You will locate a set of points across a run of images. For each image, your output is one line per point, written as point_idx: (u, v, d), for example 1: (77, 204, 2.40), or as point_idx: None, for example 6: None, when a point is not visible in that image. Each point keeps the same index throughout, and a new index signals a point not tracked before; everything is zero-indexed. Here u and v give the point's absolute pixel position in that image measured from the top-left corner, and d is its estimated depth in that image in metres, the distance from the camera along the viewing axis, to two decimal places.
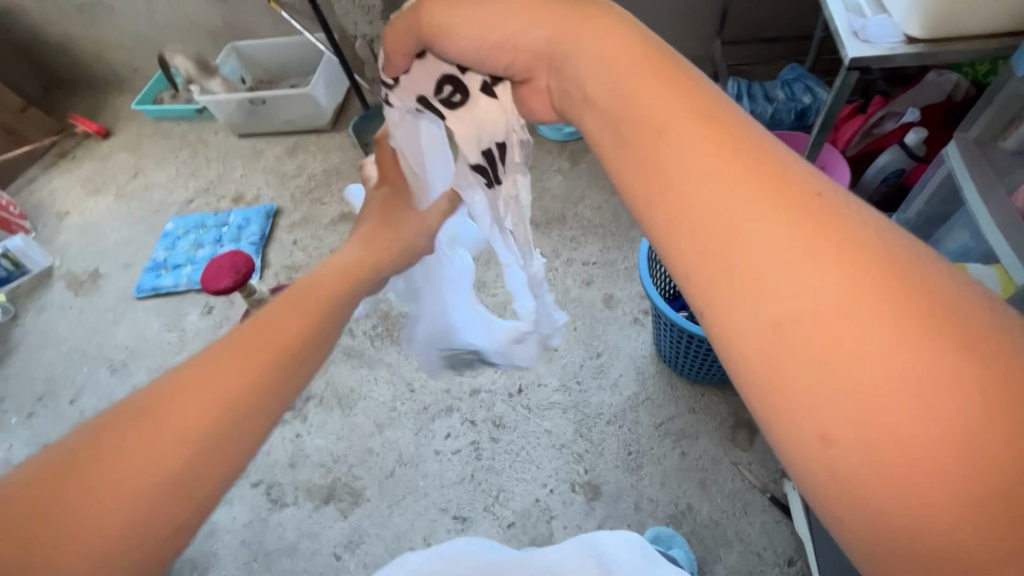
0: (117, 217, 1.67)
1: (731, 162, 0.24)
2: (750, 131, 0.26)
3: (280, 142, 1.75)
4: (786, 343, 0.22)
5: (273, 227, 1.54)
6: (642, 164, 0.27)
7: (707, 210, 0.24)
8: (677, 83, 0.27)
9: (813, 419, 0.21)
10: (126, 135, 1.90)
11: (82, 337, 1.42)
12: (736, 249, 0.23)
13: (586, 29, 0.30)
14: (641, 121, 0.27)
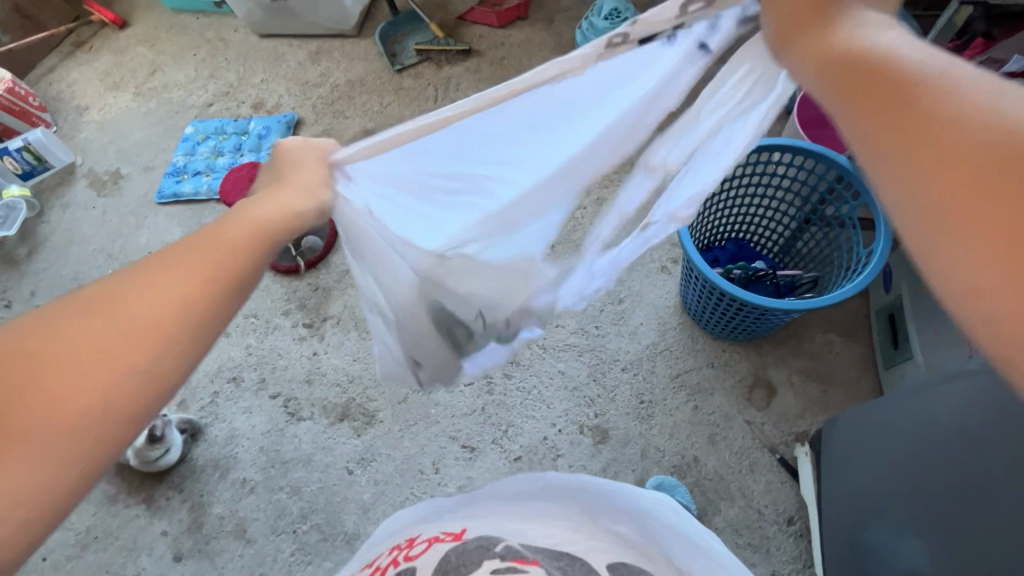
0: (136, 117, 1.62)
1: (924, 128, 0.30)
2: (950, 93, 0.30)
3: (303, 46, 1.64)
4: (960, 242, 0.28)
5: (294, 139, 1.49)
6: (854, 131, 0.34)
7: (908, 170, 0.31)
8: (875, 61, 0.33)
9: (979, 308, 0.28)
10: (143, 26, 1.80)
11: (106, 238, 1.42)
12: (934, 202, 0.29)
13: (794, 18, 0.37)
14: (851, 94, 0.34)
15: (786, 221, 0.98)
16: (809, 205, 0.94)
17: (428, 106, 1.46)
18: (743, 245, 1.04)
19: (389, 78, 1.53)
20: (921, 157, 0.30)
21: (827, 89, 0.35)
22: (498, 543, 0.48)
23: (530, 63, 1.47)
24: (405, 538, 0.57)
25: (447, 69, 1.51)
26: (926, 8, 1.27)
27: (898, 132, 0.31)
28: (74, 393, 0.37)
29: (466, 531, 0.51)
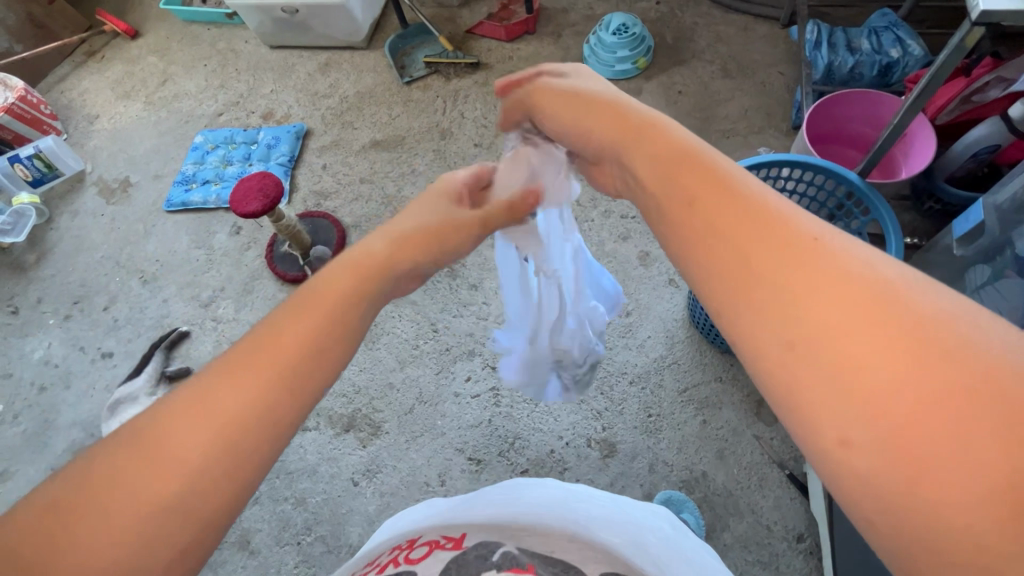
0: (147, 125, 1.63)
1: (777, 245, 0.31)
2: (785, 220, 0.32)
3: (312, 58, 1.66)
4: (796, 345, 0.29)
5: (303, 149, 1.50)
6: (701, 248, 0.35)
7: (763, 288, 0.31)
8: (720, 183, 0.36)
9: (860, 435, 0.26)
10: (155, 37, 1.82)
11: (114, 245, 1.43)
12: (797, 309, 0.29)
13: (650, 145, 0.42)
14: (699, 213, 0.36)
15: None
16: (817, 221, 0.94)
17: (436, 117, 1.48)
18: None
19: (398, 90, 1.55)
20: (750, 269, 0.32)
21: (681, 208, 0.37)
22: (496, 551, 0.47)
23: None
24: (406, 538, 0.55)
25: (456, 82, 1.52)
26: (930, 27, 1.29)
27: (728, 241, 0.33)
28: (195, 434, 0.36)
29: (465, 537, 0.50)
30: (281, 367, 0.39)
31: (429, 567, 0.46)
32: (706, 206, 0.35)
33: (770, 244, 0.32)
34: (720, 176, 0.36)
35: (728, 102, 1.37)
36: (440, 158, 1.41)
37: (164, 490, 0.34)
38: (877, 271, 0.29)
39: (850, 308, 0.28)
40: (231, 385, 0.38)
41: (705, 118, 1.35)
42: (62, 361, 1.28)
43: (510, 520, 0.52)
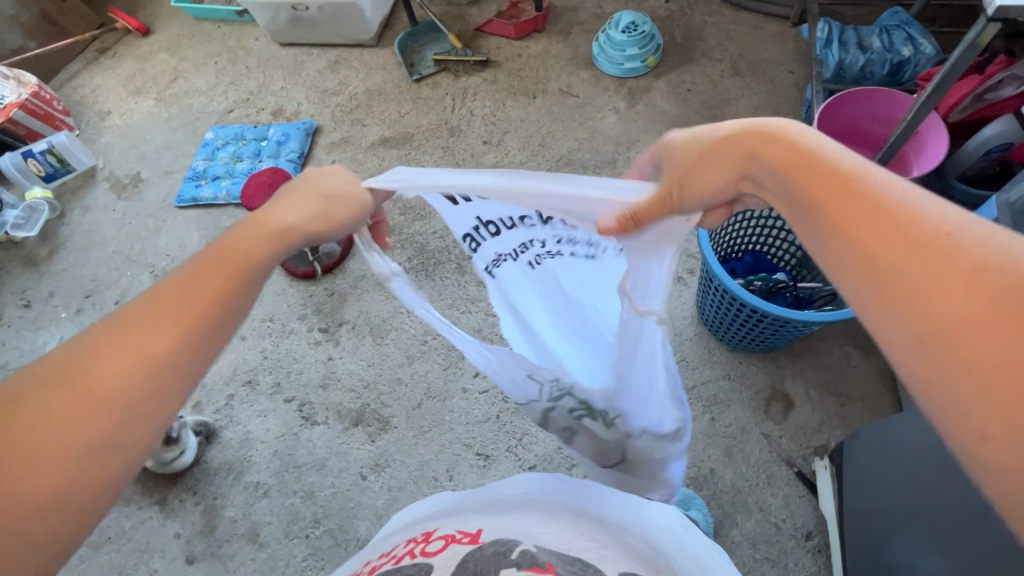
0: (158, 122, 1.65)
1: (906, 241, 0.33)
2: (911, 215, 0.34)
3: (322, 56, 1.67)
4: (923, 335, 0.32)
5: (312, 146, 1.50)
6: (826, 239, 0.37)
7: (890, 279, 0.33)
8: (843, 179, 0.37)
9: (973, 413, 0.30)
10: (166, 34, 1.83)
11: (125, 241, 1.44)
12: (920, 301, 0.32)
13: (762, 138, 0.42)
14: (821, 207, 0.37)
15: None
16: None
17: (445, 115, 1.48)
18: (760, 258, 1.04)
19: (407, 88, 1.55)
20: (866, 249, 0.35)
21: (805, 201, 0.39)
22: (514, 549, 0.44)
23: (547, 75, 1.49)
24: (420, 531, 0.54)
25: (465, 80, 1.53)
26: (942, 26, 1.29)
27: (870, 249, 0.34)
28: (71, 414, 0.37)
29: (482, 533, 0.47)
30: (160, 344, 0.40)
31: (444, 562, 0.44)
32: (827, 202, 0.37)
33: (879, 228, 0.35)
34: (831, 164, 0.38)
35: (738, 100, 1.36)
36: (448, 155, 1.42)
37: (44, 489, 0.35)
38: (1006, 265, 0.31)
39: (948, 280, 0.31)
40: (109, 361, 0.38)
41: (714, 116, 1.35)
42: None
43: (529, 520, 0.50)
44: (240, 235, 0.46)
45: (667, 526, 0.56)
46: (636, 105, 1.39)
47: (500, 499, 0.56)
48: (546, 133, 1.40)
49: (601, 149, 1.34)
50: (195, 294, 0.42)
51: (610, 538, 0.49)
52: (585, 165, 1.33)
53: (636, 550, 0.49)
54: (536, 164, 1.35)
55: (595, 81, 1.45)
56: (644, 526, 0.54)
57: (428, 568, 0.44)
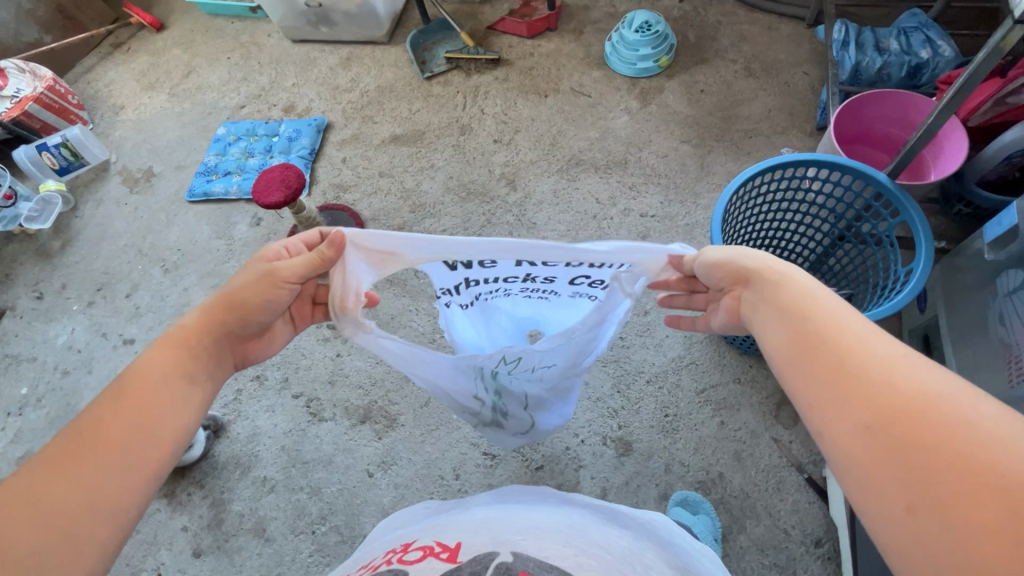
0: (170, 116, 1.66)
1: (858, 381, 0.40)
2: (864, 356, 0.40)
3: (334, 52, 1.67)
4: (863, 462, 0.37)
5: (323, 142, 1.51)
6: (797, 366, 0.44)
7: (839, 411, 0.40)
8: (810, 320, 0.44)
9: (902, 534, 0.35)
10: (179, 29, 1.84)
11: (136, 234, 1.45)
12: (871, 433, 0.37)
13: (757, 274, 0.49)
14: (793, 340, 0.45)
15: (818, 237, 0.97)
16: (841, 225, 0.93)
17: (456, 113, 1.48)
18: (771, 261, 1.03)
19: (419, 86, 1.55)
20: (855, 400, 0.39)
21: (784, 332, 0.46)
22: (490, 563, 0.42)
23: (559, 74, 1.48)
24: (400, 541, 0.52)
25: (477, 78, 1.52)
26: (961, 28, 1.27)
27: (829, 387, 0.41)
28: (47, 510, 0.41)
29: (461, 548, 0.45)
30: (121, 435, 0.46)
31: (420, 573, 0.42)
32: (799, 337, 0.44)
33: (867, 382, 0.39)
34: (797, 289, 0.47)
35: (751, 101, 1.35)
36: (459, 153, 1.41)
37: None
38: (953, 413, 0.35)
39: (874, 394, 0.38)
40: (79, 457, 0.44)
41: (727, 117, 1.34)
42: (84, 346, 1.31)
43: (509, 530, 0.48)
44: (152, 355, 0.50)
45: (656, 543, 0.54)
46: (648, 105, 1.38)
47: (482, 509, 0.55)
48: (557, 132, 1.39)
49: (612, 149, 1.33)
50: (115, 414, 0.46)
51: (592, 544, 0.48)
52: (596, 164, 1.32)
53: (622, 556, 0.47)
54: (546, 163, 1.35)
55: (607, 80, 1.44)
56: (632, 540, 0.52)
57: (402, 574, 0.43)
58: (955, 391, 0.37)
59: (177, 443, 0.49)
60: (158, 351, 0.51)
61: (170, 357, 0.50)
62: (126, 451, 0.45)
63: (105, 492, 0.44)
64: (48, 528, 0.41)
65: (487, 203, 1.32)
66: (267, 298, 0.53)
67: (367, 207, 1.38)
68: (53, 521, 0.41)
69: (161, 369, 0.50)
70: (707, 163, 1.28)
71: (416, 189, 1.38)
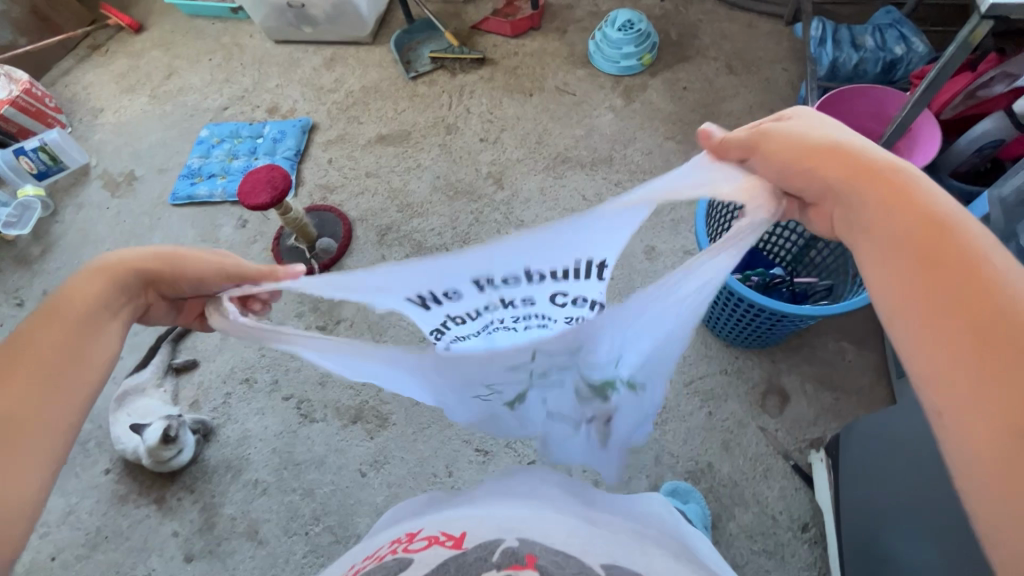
0: (152, 119, 1.64)
1: (969, 315, 0.34)
2: (987, 285, 0.34)
3: (318, 53, 1.67)
4: (965, 406, 0.34)
5: (309, 143, 1.50)
6: (895, 284, 0.38)
7: (942, 346, 0.35)
8: (916, 235, 0.37)
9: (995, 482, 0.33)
10: (159, 30, 1.82)
11: (119, 239, 1.43)
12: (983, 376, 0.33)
13: (852, 171, 0.38)
14: (890, 257, 0.38)
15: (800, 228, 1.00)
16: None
17: (441, 112, 1.48)
18: (754, 252, 1.05)
19: (404, 86, 1.55)
20: (967, 336, 0.34)
21: (883, 244, 0.38)
22: (496, 551, 0.44)
23: (543, 73, 1.49)
24: (406, 530, 0.53)
25: (462, 77, 1.53)
26: (933, 24, 1.30)
27: (940, 313, 0.35)
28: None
29: (466, 537, 0.46)
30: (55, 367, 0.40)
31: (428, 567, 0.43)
32: (901, 256, 0.37)
33: (992, 320, 0.34)
34: (901, 192, 0.37)
35: (733, 98, 1.38)
36: (445, 152, 1.42)
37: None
38: None
39: (993, 331, 0.34)
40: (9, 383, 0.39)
41: (710, 113, 1.36)
42: None
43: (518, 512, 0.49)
44: (78, 281, 0.43)
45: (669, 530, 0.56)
46: (632, 103, 1.40)
47: (487, 494, 0.55)
48: (543, 130, 1.40)
49: (598, 147, 1.35)
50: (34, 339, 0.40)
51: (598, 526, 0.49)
52: (581, 162, 1.33)
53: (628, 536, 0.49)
54: (533, 161, 1.36)
55: (592, 78, 1.46)
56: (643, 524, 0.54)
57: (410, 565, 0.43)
58: None
59: (96, 381, 0.43)
60: (88, 276, 0.43)
61: (95, 286, 0.43)
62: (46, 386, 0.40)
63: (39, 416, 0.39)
64: None
65: (474, 201, 1.33)
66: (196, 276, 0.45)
67: (354, 207, 1.38)
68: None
69: (87, 300, 0.42)
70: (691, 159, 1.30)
71: (403, 188, 1.38)
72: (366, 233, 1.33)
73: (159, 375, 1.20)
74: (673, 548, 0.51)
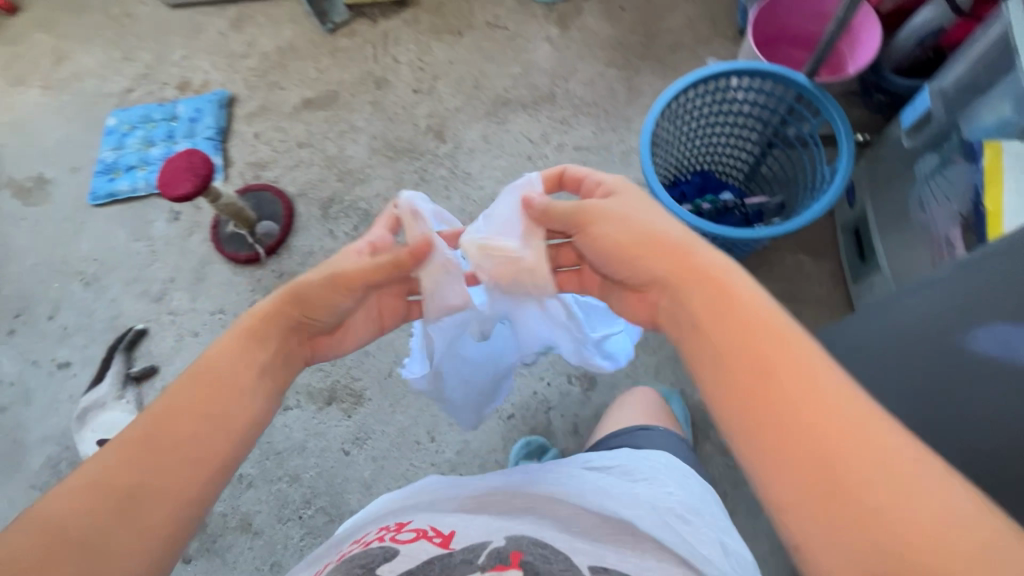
0: (51, 113, 1.48)
1: (753, 349, 0.44)
2: (762, 327, 0.44)
3: (222, 15, 1.51)
4: (757, 421, 0.42)
5: (230, 118, 1.39)
6: (699, 336, 0.48)
7: (733, 376, 0.44)
8: (715, 294, 0.48)
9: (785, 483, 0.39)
10: (36, 9, 1.61)
11: (45, 250, 1.33)
12: (763, 393, 0.42)
13: (661, 250, 0.53)
14: (697, 313, 0.48)
15: (754, 144, 0.97)
16: (773, 130, 0.93)
17: (368, 65, 1.37)
18: (709, 172, 1.03)
19: (322, 41, 1.43)
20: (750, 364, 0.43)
21: (689, 302, 0.50)
22: (483, 553, 0.43)
23: (471, 8, 1.38)
24: (384, 518, 0.52)
25: (383, 23, 1.41)
26: None
27: (731, 350, 0.45)
28: (160, 488, 0.43)
29: (454, 537, 0.45)
30: (211, 418, 0.48)
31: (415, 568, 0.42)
32: (704, 309, 0.48)
33: (766, 352, 0.43)
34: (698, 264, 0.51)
35: (672, 12, 1.30)
36: (378, 110, 1.33)
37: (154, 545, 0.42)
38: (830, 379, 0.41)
39: (765, 360, 0.43)
40: (178, 433, 0.45)
41: (650, 32, 1.29)
42: (17, 378, 1.22)
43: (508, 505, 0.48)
44: (224, 344, 0.53)
45: (644, 480, 0.57)
46: (568, 30, 1.32)
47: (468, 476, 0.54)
48: (478, 72, 1.31)
49: (538, 84, 1.28)
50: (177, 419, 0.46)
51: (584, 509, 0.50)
52: (522, 102, 1.26)
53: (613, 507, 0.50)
54: (472, 108, 1.28)
55: (523, 8, 1.36)
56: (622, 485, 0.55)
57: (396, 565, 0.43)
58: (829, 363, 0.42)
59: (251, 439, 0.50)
60: (236, 334, 0.53)
61: (241, 343, 0.53)
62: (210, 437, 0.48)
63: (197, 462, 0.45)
64: (151, 498, 0.42)
65: (417, 159, 1.26)
66: (329, 300, 0.59)
67: (291, 182, 1.30)
68: (148, 494, 0.42)
69: (234, 358, 0.52)
70: (635, 84, 1.24)
71: (340, 155, 1.30)
72: (308, 208, 1.26)
73: (118, 387, 1.15)
74: (654, 503, 0.53)
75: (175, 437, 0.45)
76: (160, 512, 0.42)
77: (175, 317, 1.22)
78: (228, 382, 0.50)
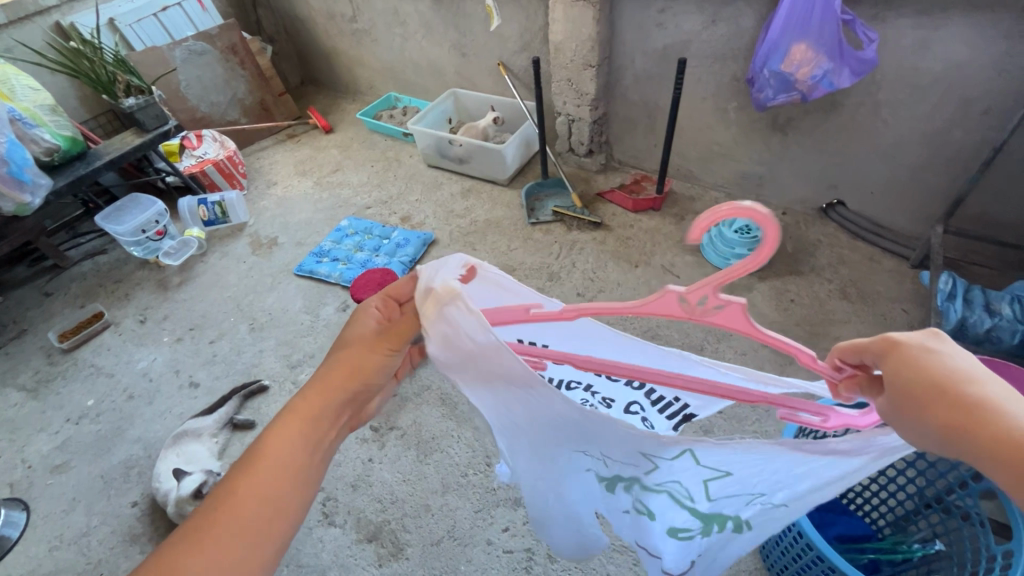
0: (309, 201, 1.93)
1: (958, 432, 0.35)
2: (970, 409, 0.35)
3: (459, 182, 1.91)
4: None
5: (424, 255, 1.66)
6: (901, 419, 0.38)
7: (968, 457, 0.35)
8: (913, 400, 0.37)
9: None
10: (343, 135, 2.24)
11: (241, 290, 1.62)
12: (1018, 470, 0.33)
13: (888, 344, 0.39)
14: (900, 406, 0.38)
15: (887, 499, 0.91)
16: (918, 501, 0.86)
17: (549, 259, 1.58)
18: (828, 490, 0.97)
19: (522, 227, 1.70)
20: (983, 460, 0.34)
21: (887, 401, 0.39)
22: None
23: (653, 249, 1.57)
24: None
25: (576, 234, 1.65)
26: None
27: (940, 438, 0.36)
28: (293, 437, 0.46)
29: None
30: (338, 391, 0.48)
31: None
32: (901, 401, 0.38)
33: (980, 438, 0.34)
34: (915, 357, 0.38)
35: (845, 323, 1.33)
36: (541, 296, 1.48)
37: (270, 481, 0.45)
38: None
39: (985, 447, 0.34)
40: (317, 394, 0.48)
41: (816, 331, 1.32)
42: (156, 378, 1.41)
43: None
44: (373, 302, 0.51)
45: None
46: None
47: None
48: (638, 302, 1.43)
49: (690, 333, 1.34)
50: (279, 435, 0.46)
51: None
52: (671, 342, 1.33)
53: None
54: (622, 329, 1.38)
55: (699, 268, 1.50)
56: None
57: None
58: (1017, 415, 0.34)
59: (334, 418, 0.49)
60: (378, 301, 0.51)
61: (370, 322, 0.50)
62: (288, 481, 0.45)
63: (304, 450, 0.46)
64: (294, 433, 0.46)
65: None
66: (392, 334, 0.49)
67: None
68: (296, 423, 0.47)
69: (369, 342, 0.49)
70: (788, 372, 1.24)
71: None
72: None
73: (219, 425, 1.25)
74: None
75: (325, 396, 0.48)
76: (285, 454, 0.46)
77: (294, 387, 1.34)
78: (361, 376, 0.49)
